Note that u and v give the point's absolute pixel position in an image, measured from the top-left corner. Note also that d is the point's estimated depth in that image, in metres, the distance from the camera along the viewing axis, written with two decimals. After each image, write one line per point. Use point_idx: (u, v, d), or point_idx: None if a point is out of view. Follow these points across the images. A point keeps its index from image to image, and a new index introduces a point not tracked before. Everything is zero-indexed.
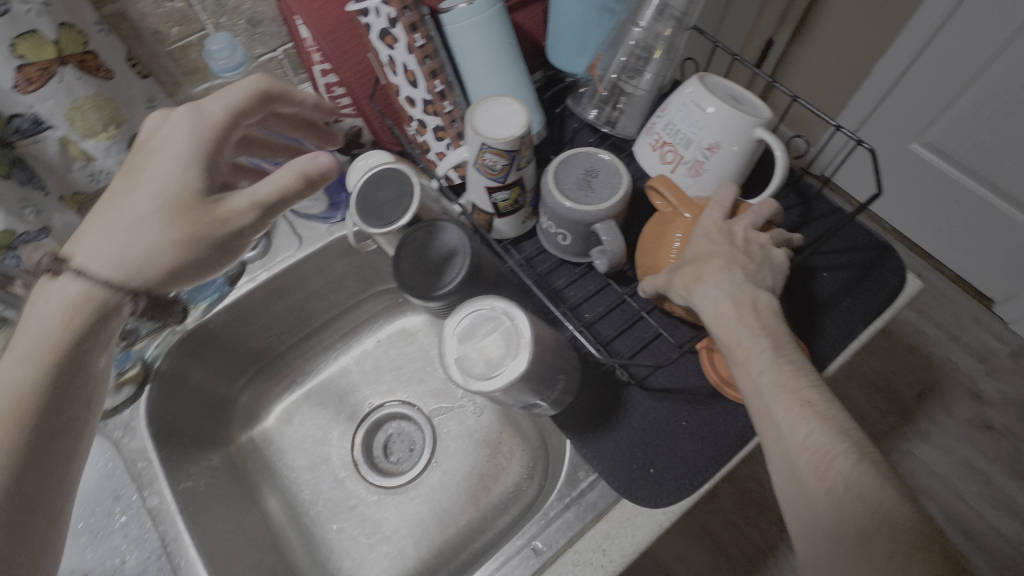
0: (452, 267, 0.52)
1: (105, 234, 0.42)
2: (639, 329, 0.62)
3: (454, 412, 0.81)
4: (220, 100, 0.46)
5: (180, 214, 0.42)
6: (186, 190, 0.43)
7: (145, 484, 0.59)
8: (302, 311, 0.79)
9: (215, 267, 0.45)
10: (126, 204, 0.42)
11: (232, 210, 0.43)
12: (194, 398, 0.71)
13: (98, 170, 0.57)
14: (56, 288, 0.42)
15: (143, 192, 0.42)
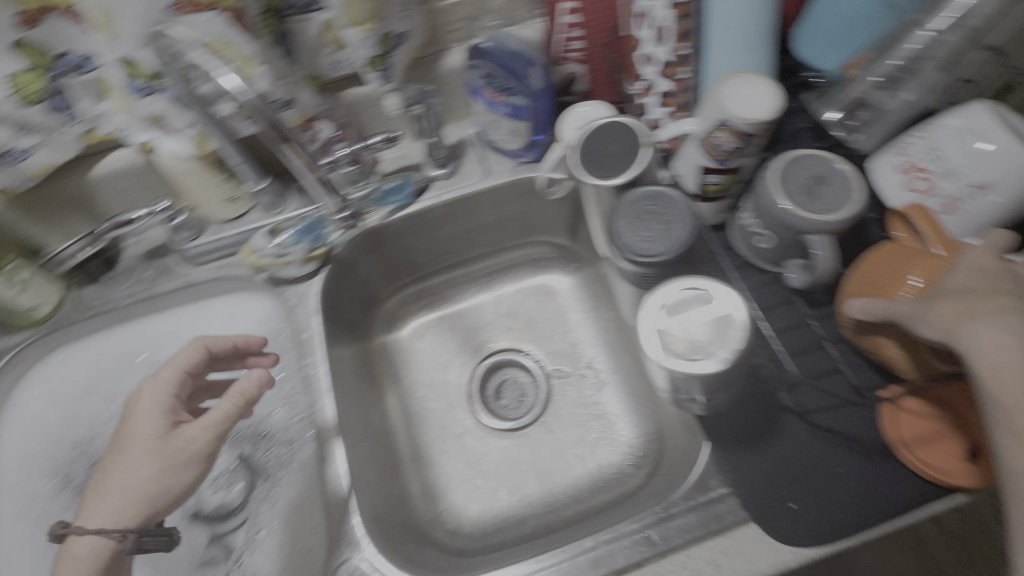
0: (671, 237, 0.49)
1: (124, 474, 0.51)
2: (806, 360, 0.57)
3: (576, 382, 0.80)
4: (157, 392, 0.55)
5: (156, 457, 0.52)
6: (161, 452, 0.52)
7: (306, 353, 0.64)
8: (461, 241, 0.81)
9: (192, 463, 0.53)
10: (129, 473, 0.51)
11: (191, 436, 0.53)
12: (352, 292, 0.75)
13: (341, 60, 0.61)
14: (90, 530, 0.51)
15: (142, 427, 0.53)
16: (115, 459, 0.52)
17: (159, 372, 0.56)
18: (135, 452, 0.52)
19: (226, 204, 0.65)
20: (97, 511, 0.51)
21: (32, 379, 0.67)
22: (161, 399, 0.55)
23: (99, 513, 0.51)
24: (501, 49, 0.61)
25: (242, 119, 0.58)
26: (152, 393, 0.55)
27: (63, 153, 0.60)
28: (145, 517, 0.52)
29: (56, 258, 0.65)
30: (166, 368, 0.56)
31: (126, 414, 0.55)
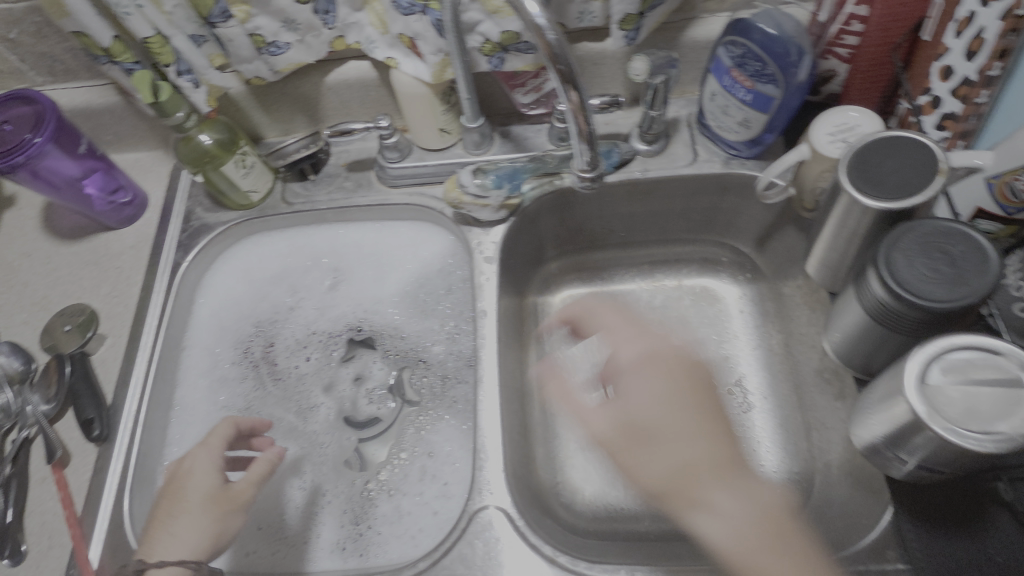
0: (963, 283, 0.43)
1: (182, 535, 0.50)
2: None
3: (722, 396, 0.75)
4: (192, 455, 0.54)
5: (207, 505, 0.52)
6: (210, 509, 0.52)
7: (479, 298, 0.65)
8: (642, 223, 0.76)
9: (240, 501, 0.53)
10: (180, 524, 0.51)
11: (241, 489, 0.53)
12: (523, 246, 0.73)
13: (589, 10, 0.58)
14: (167, 550, 0.50)
15: (192, 488, 0.52)
16: (168, 516, 0.51)
17: (203, 443, 0.55)
18: (185, 500, 0.52)
19: (438, 136, 0.66)
20: (169, 548, 0.50)
21: (232, 256, 0.73)
22: (203, 461, 0.54)
23: (161, 545, 0.50)
24: (770, 33, 0.54)
25: (484, 55, 0.57)
26: (200, 462, 0.54)
27: (310, 55, 0.62)
28: (213, 553, 0.51)
29: (277, 152, 0.70)
30: (206, 442, 0.55)
31: (173, 477, 0.54)
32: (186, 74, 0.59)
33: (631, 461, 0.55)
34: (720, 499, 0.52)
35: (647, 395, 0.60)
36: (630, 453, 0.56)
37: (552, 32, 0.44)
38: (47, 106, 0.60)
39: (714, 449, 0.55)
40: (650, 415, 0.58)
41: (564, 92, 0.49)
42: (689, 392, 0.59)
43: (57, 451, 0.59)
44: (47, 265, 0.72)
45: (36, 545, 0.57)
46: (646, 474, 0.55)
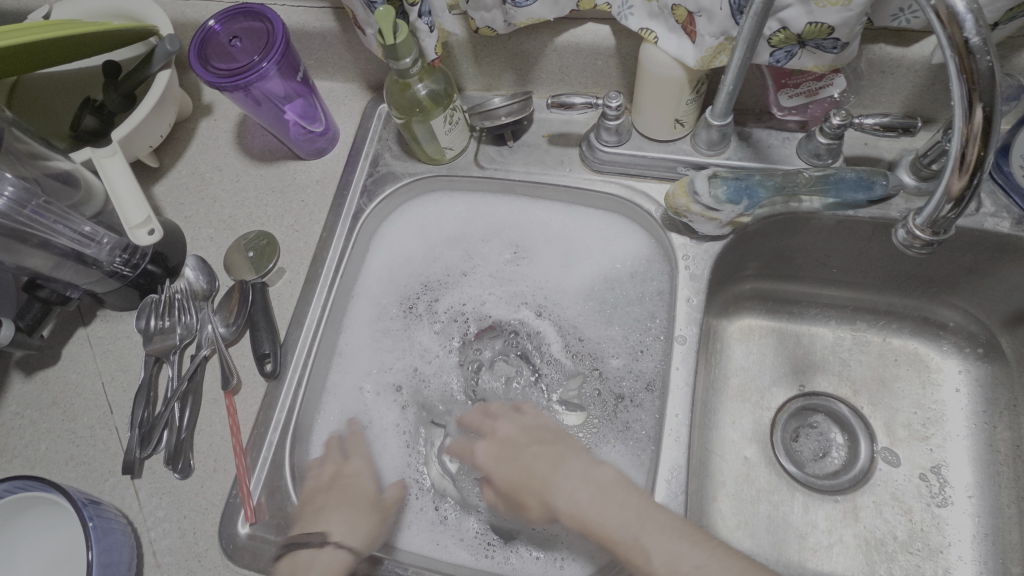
0: None
1: (339, 517, 0.53)
2: None
3: (911, 480, 0.64)
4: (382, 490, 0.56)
5: (371, 509, 0.55)
6: (371, 510, 0.55)
7: (675, 320, 0.58)
8: (868, 263, 0.65)
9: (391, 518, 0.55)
10: (346, 518, 0.53)
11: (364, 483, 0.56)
12: (726, 262, 0.64)
13: (909, 8, 0.46)
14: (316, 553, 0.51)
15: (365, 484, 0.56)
16: (314, 501, 0.55)
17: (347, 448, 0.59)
18: (348, 496, 0.55)
19: (669, 126, 0.59)
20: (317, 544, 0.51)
21: (410, 210, 0.70)
22: (353, 463, 0.57)
23: (338, 531, 0.52)
24: None
25: (770, 46, 0.48)
26: (366, 471, 0.57)
27: (552, 12, 0.55)
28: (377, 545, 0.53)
29: (484, 112, 0.62)
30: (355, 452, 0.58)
31: (337, 475, 0.57)
32: (425, 16, 0.54)
33: (539, 496, 0.49)
34: (625, 528, 0.44)
35: (510, 454, 0.53)
36: (529, 502, 0.50)
37: (985, 53, 0.31)
38: (275, 28, 0.57)
39: (587, 486, 0.48)
40: (517, 493, 0.51)
41: (962, 115, 0.33)
42: (561, 454, 0.51)
43: (232, 379, 0.60)
44: (235, 183, 0.72)
45: (203, 465, 0.58)
46: (537, 499, 0.49)
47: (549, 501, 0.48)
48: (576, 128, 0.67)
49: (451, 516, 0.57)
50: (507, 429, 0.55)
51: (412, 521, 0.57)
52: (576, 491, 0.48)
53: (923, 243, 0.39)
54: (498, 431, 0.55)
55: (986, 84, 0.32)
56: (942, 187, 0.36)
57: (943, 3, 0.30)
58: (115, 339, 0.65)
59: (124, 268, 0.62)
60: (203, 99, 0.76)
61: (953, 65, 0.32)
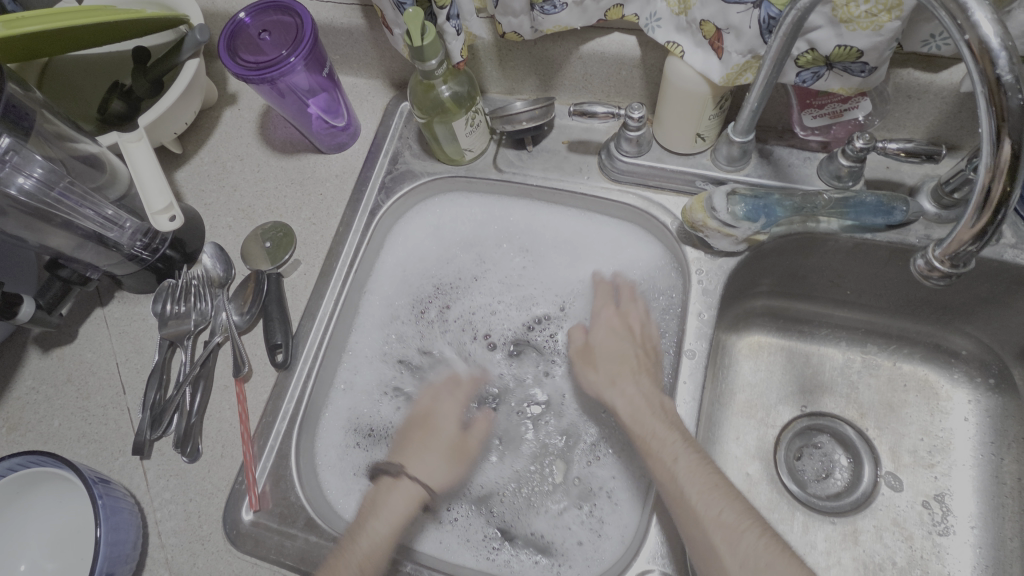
0: None
1: (431, 456, 0.57)
2: None
3: (913, 507, 0.64)
4: (477, 432, 0.59)
5: (359, 567, 0.49)
6: (451, 452, 0.58)
7: (686, 333, 0.58)
8: (883, 286, 0.65)
9: (466, 460, 0.58)
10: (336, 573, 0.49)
11: (443, 424, 0.59)
12: (740, 278, 0.64)
13: (940, 36, 0.46)
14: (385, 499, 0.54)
15: (444, 433, 0.58)
16: (411, 437, 0.59)
17: (458, 380, 0.63)
18: (354, 548, 0.50)
19: (690, 140, 0.59)
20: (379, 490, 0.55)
21: (426, 209, 0.71)
22: (448, 404, 0.61)
23: (417, 469, 0.56)
24: None
25: (797, 66, 0.47)
26: (448, 404, 0.61)
27: (580, 20, 0.55)
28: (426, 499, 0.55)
29: (505, 116, 0.62)
30: (461, 389, 0.62)
31: (422, 412, 0.61)
32: (453, 19, 0.55)
33: (605, 378, 0.58)
34: (663, 432, 0.52)
35: (608, 339, 0.60)
36: (596, 365, 0.59)
37: (1018, 91, 0.31)
38: (305, 23, 0.58)
39: (643, 397, 0.55)
40: (597, 371, 0.59)
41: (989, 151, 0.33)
42: (646, 366, 0.58)
43: (244, 367, 0.61)
44: (256, 173, 0.72)
45: (211, 450, 0.59)
46: (605, 376, 0.58)
47: (607, 397, 0.57)
48: (596, 136, 0.67)
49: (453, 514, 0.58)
50: (611, 320, 0.61)
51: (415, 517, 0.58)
52: (630, 400, 0.55)
53: (940, 275, 0.38)
54: (619, 316, 0.61)
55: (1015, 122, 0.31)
56: (963, 223, 0.36)
57: (978, 38, 0.30)
58: (130, 321, 0.66)
59: (144, 252, 0.63)
60: (229, 88, 0.77)
61: (983, 101, 0.32)
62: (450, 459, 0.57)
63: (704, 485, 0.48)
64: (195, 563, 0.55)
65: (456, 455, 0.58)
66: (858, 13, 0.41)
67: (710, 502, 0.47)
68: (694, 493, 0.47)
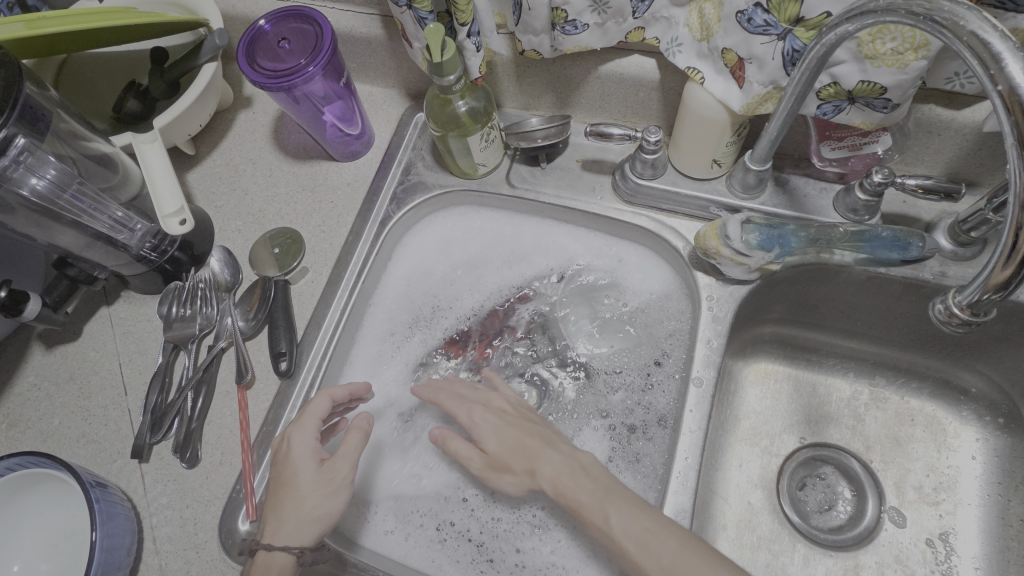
0: None
1: (280, 512, 0.49)
2: None
3: (916, 545, 0.63)
4: (342, 456, 0.51)
5: (314, 484, 0.50)
6: (317, 485, 0.50)
7: (693, 361, 0.57)
8: (894, 320, 0.64)
9: (336, 483, 0.50)
10: (294, 507, 0.49)
11: (338, 468, 0.50)
12: (750, 306, 0.63)
13: (965, 75, 0.45)
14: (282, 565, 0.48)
15: (292, 476, 0.50)
16: (276, 497, 0.50)
17: (302, 419, 0.53)
18: (294, 486, 0.50)
19: (705, 166, 0.58)
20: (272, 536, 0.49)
21: (437, 221, 0.71)
22: (306, 437, 0.52)
23: (271, 529, 0.49)
24: None
25: (818, 99, 0.47)
26: (299, 441, 0.52)
27: (600, 42, 0.55)
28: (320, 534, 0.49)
29: (520, 132, 0.62)
30: (304, 417, 0.53)
31: (278, 456, 0.53)
32: (474, 36, 0.54)
33: (523, 473, 0.50)
34: (591, 497, 0.46)
35: (495, 434, 0.52)
36: (507, 461, 0.51)
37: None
38: (324, 33, 0.58)
39: (570, 462, 0.49)
40: (511, 474, 0.50)
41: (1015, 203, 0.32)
42: (540, 432, 0.52)
43: (246, 374, 0.60)
44: (268, 177, 0.72)
45: (209, 457, 0.59)
46: (520, 477, 0.50)
47: (535, 470, 0.49)
48: (610, 155, 0.67)
49: (446, 534, 0.57)
50: (485, 418, 0.53)
51: (408, 535, 0.57)
52: (561, 469, 0.48)
53: (960, 320, 0.38)
54: (502, 411, 0.54)
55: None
56: (986, 271, 0.35)
57: (1010, 88, 0.30)
58: (136, 321, 0.66)
59: (151, 253, 0.63)
60: (244, 91, 0.77)
61: (1014, 153, 0.31)
62: (324, 492, 0.49)
63: (595, 496, 0.46)
64: (190, 571, 0.55)
65: (320, 482, 0.50)
66: (883, 50, 0.41)
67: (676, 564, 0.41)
68: (633, 546, 0.43)
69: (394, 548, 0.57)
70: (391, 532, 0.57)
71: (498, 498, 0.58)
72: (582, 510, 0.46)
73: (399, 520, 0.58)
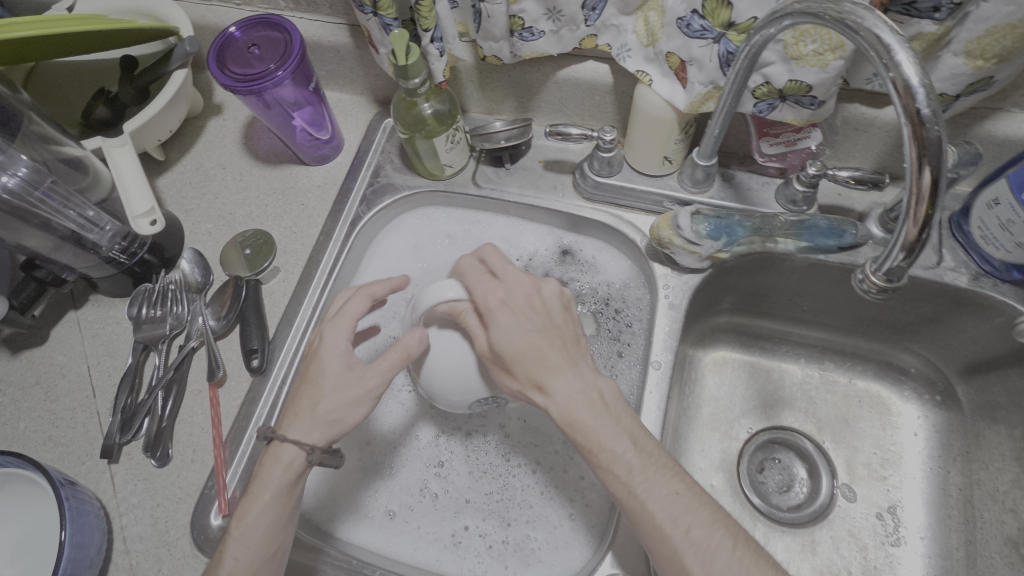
0: None
1: (298, 416, 0.48)
2: None
3: (867, 518, 0.66)
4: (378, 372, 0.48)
5: (337, 387, 0.48)
6: (343, 389, 0.48)
7: (652, 346, 0.61)
8: (839, 306, 0.68)
9: (359, 391, 0.48)
10: (311, 410, 0.48)
11: (371, 379, 0.48)
12: (705, 297, 0.68)
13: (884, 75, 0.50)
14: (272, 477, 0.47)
15: (315, 376, 0.49)
16: (298, 393, 0.49)
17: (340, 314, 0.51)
18: (318, 383, 0.48)
19: (658, 162, 0.62)
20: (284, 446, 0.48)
21: (404, 221, 0.73)
22: (337, 341, 0.49)
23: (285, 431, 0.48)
24: None
25: (754, 97, 0.51)
26: (336, 345, 0.49)
27: (556, 47, 0.59)
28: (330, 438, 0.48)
29: (485, 134, 0.65)
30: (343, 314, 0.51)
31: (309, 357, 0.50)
32: (437, 41, 0.57)
33: (531, 380, 0.47)
34: (619, 448, 0.46)
35: (513, 332, 0.47)
36: (517, 372, 0.47)
37: (936, 125, 0.32)
38: (292, 38, 0.60)
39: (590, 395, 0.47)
40: (517, 376, 0.47)
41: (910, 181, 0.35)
42: (559, 339, 0.48)
43: (218, 371, 0.61)
44: (238, 181, 0.74)
45: (181, 455, 0.59)
46: (528, 377, 0.47)
47: (549, 391, 0.47)
48: (570, 156, 0.70)
49: (461, 538, 0.58)
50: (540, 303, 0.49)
51: (419, 541, 0.58)
52: (576, 398, 0.47)
53: (879, 288, 0.40)
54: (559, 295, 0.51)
55: (935, 154, 0.33)
56: (897, 235, 0.37)
57: (901, 77, 0.32)
58: (104, 325, 0.66)
59: (121, 254, 0.63)
60: (215, 99, 0.78)
61: (909, 132, 0.33)
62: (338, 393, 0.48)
63: (634, 462, 0.45)
64: (161, 569, 0.55)
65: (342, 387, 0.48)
66: (806, 51, 0.46)
67: (707, 541, 0.43)
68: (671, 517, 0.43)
69: (416, 557, 0.57)
70: (384, 531, 0.58)
71: (486, 481, 0.60)
72: (606, 464, 0.46)
73: (404, 520, 0.59)
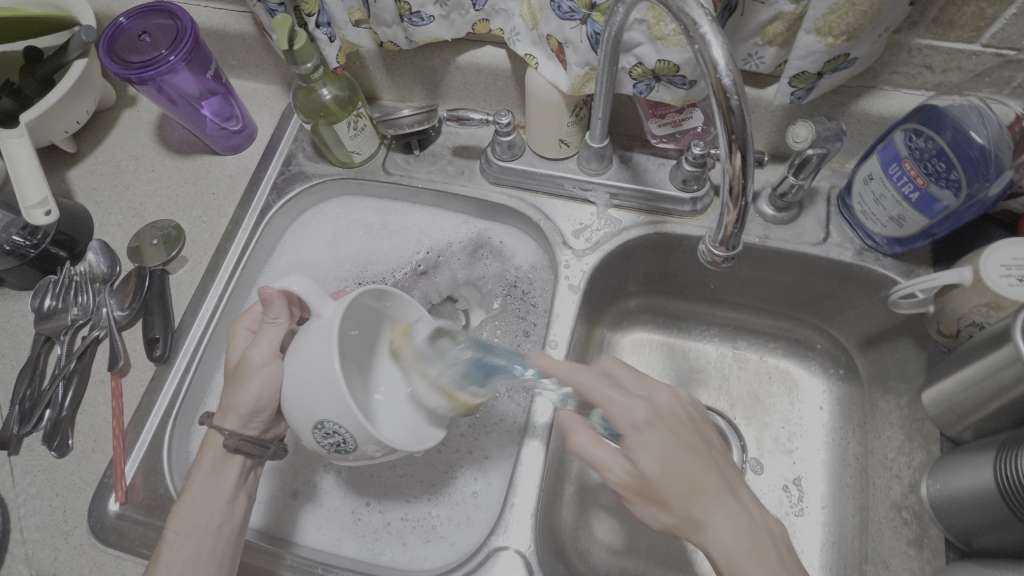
0: None
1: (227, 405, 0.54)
2: None
3: (774, 491, 0.66)
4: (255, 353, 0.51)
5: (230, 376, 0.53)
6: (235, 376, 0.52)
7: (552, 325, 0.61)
8: (743, 285, 0.69)
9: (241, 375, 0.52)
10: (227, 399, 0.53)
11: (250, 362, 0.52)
12: (617, 275, 0.69)
13: (758, 52, 0.51)
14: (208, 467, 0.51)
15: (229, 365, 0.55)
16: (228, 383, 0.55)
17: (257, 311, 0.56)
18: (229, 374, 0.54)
19: (555, 145, 0.63)
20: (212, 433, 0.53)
21: (319, 209, 0.73)
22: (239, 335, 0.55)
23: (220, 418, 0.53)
24: (951, 145, 0.48)
25: (632, 77, 0.52)
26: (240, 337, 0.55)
27: (449, 32, 0.59)
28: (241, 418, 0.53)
29: (390, 120, 0.65)
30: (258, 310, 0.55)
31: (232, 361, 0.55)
32: (324, 26, 0.58)
33: (679, 515, 0.40)
34: None
35: (661, 455, 0.40)
36: (654, 505, 0.41)
37: (736, 95, 0.35)
38: (186, 25, 0.60)
39: (738, 513, 0.40)
40: (665, 509, 0.40)
41: (725, 159, 0.39)
42: (714, 462, 0.42)
43: (119, 361, 0.61)
44: (150, 172, 0.73)
45: (81, 445, 0.59)
46: (679, 511, 0.40)
47: (701, 522, 0.40)
48: (479, 142, 0.71)
49: (363, 513, 0.58)
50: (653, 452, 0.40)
51: (323, 518, 0.58)
52: (731, 526, 0.39)
53: (721, 258, 0.45)
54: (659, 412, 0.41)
55: (738, 125, 0.36)
56: (723, 204, 0.42)
57: (706, 48, 0.34)
58: (10, 318, 0.66)
59: (26, 245, 0.62)
60: (128, 91, 0.78)
61: (716, 103, 0.36)
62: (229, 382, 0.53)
63: None
64: (57, 557, 0.55)
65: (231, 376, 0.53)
66: (667, 31, 0.46)
67: None
68: None
69: (315, 536, 0.58)
70: (291, 511, 0.59)
71: None
72: None
73: (309, 499, 0.59)
